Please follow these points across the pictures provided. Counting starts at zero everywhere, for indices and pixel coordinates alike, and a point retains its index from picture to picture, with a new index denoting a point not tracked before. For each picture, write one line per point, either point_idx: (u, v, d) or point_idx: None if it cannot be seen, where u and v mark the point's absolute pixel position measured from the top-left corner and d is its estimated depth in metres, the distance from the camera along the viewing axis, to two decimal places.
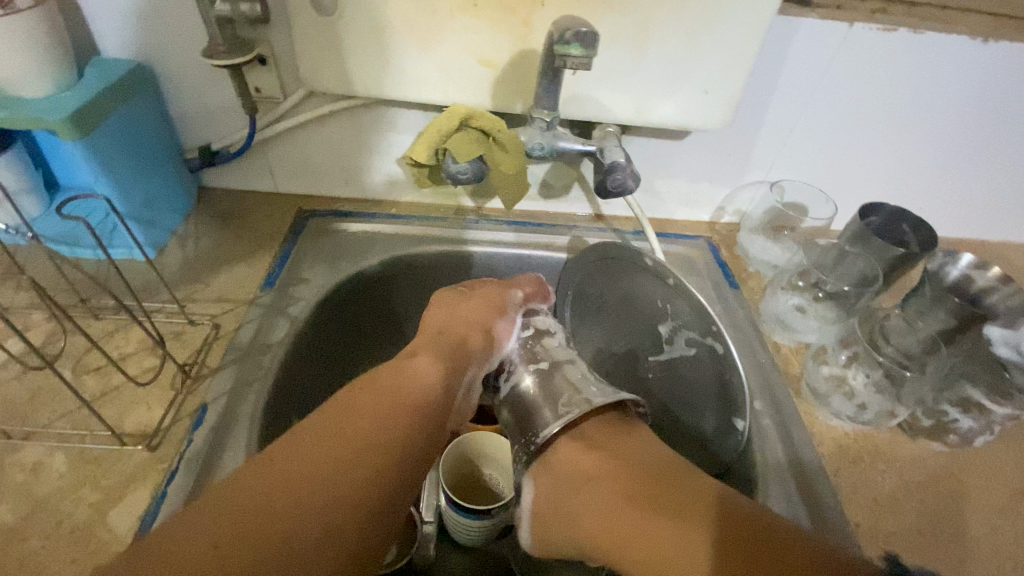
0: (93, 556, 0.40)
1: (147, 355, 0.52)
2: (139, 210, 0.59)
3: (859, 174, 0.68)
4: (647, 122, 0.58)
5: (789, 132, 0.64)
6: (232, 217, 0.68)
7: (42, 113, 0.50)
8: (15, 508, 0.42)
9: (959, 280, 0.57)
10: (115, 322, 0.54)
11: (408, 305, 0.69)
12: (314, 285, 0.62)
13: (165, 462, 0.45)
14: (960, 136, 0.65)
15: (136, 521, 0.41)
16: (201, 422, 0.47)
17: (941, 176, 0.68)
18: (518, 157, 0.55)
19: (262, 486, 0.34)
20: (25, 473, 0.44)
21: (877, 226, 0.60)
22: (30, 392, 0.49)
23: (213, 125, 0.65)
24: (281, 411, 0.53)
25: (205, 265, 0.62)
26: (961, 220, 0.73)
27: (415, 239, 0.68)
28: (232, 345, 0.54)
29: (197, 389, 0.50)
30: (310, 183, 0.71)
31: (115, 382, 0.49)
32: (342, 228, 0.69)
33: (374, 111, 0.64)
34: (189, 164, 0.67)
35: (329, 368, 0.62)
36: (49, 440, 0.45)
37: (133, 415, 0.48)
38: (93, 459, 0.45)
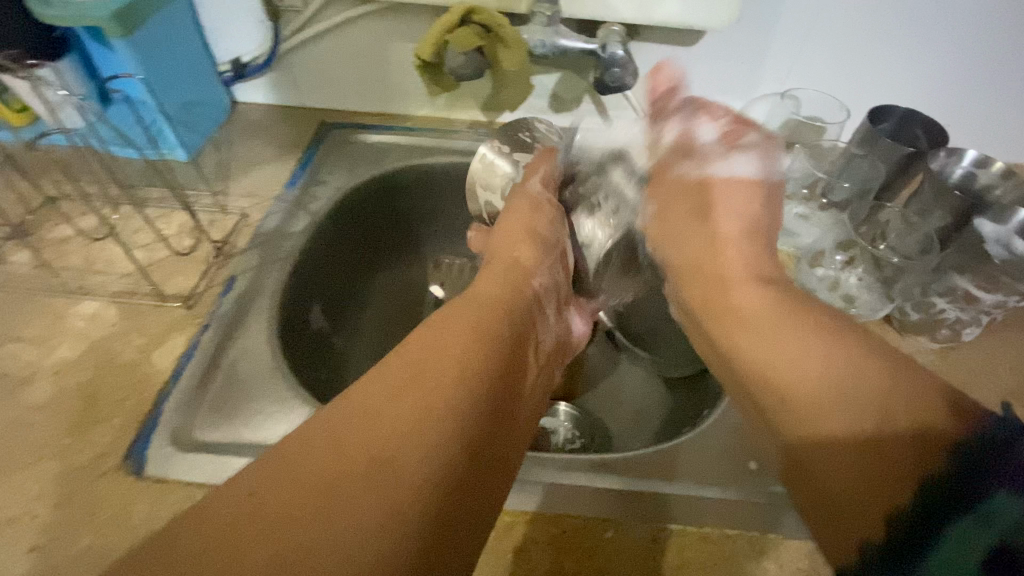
0: (138, 383, 0.47)
1: (186, 236, 0.58)
2: (178, 113, 0.65)
3: (881, 80, 0.66)
4: (652, 21, 0.59)
5: (805, 36, 0.63)
6: (262, 126, 0.73)
7: (89, 11, 0.55)
8: (75, 346, 0.49)
9: (962, 179, 0.56)
10: (159, 210, 0.61)
11: (423, 216, 0.73)
12: (332, 186, 0.66)
13: (200, 317, 0.51)
14: (994, 37, 0.61)
15: (175, 359, 0.48)
16: (230, 289, 0.54)
17: (971, 84, 0.65)
18: (521, 55, 0.56)
19: (334, 428, 0.31)
20: (84, 320, 0.51)
21: (889, 130, 0.59)
22: (87, 259, 0.56)
23: (242, 38, 0.69)
24: (304, 293, 0.59)
25: (237, 166, 0.68)
26: (995, 135, 0.70)
27: (427, 150, 0.72)
28: (258, 231, 0.59)
29: (228, 264, 0.56)
30: (332, 98, 0.75)
31: (160, 254, 0.56)
32: (361, 139, 0.73)
33: (390, 20, 0.67)
34: (223, 77, 0.72)
35: (351, 267, 0.67)
36: (102, 297, 0.53)
37: (174, 281, 0.54)
38: (140, 312, 0.52)
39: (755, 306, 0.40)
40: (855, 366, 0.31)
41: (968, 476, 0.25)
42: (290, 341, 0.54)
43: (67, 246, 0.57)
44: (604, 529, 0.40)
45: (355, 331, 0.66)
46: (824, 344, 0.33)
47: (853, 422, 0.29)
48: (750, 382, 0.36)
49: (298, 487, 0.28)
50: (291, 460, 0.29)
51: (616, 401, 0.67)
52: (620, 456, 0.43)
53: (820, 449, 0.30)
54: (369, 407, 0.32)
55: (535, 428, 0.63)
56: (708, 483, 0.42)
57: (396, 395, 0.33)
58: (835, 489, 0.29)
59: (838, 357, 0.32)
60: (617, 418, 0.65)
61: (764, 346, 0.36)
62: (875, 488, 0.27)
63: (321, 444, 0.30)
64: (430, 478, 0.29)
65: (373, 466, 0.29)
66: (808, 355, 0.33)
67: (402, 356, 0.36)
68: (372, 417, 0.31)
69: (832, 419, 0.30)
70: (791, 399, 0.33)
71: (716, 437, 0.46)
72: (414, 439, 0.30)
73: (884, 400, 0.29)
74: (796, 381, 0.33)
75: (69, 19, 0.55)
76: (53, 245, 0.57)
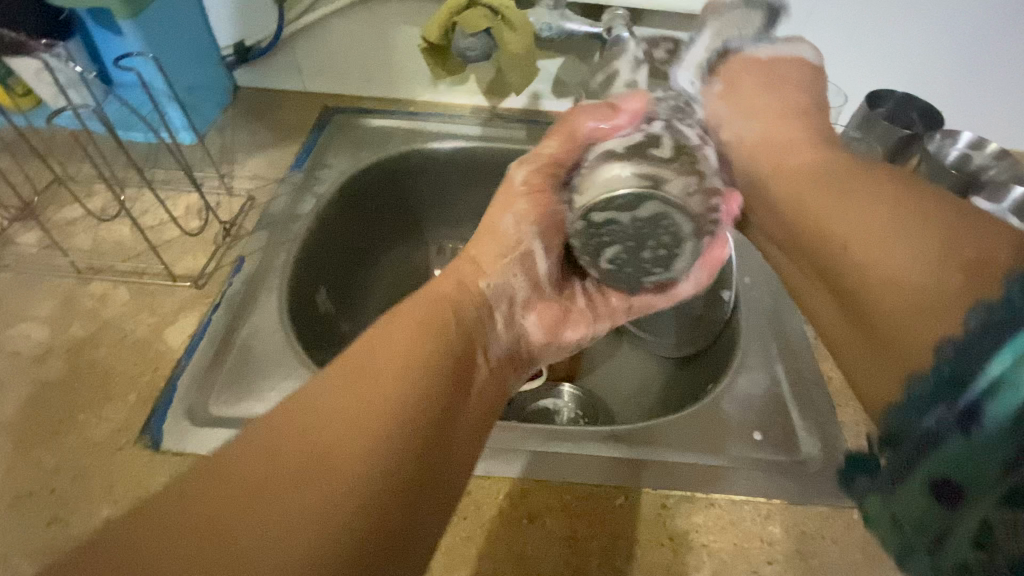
0: (152, 361, 0.47)
1: (193, 218, 0.58)
2: (182, 96, 0.65)
3: (878, 66, 0.67)
4: (656, 5, 0.59)
5: (805, 21, 0.64)
6: (265, 111, 0.73)
7: None
8: (86, 325, 0.49)
9: (957, 161, 0.57)
10: (165, 191, 0.61)
11: (427, 201, 0.74)
12: (338, 169, 0.67)
13: (210, 297, 0.52)
14: (986, 22, 0.63)
15: (187, 337, 0.49)
16: (239, 269, 0.54)
17: (964, 70, 0.67)
18: (527, 37, 0.56)
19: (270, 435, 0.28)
20: (94, 300, 0.51)
21: (886, 115, 0.59)
22: (94, 240, 0.56)
23: (245, 22, 0.69)
24: (311, 274, 0.59)
25: (242, 150, 0.68)
26: (986, 121, 0.71)
27: (431, 134, 0.72)
28: (266, 214, 0.60)
29: (236, 245, 0.56)
30: (335, 83, 0.75)
31: (168, 235, 0.57)
32: (364, 124, 0.73)
33: (395, 3, 0.67)
34: (225, 61, 0.72)
35: (356, 250, 0.68)
36: (111, 277, 0.53)
37: (183, 262, 0.55)
38: (150, 292, 0.52)
39: (801, 169, 0.37)
40: (903, 210, 0.30)
41: (918, 408, 0.24)
42: (300, 322, 0.55)
43: (74, 227, 0.57)
44: (615, 496, 0.41)
45: (360, 314, 0.67)
46: (871, 207, 0.31)
47: (905, 273, 0.28)
48: (809, 246, 0.35)
49: (219, 502, 0.25)
50: (221, 459, 0.26)
51: (616, 382, 0.68)
52: (629, 427, 0.45)
53: (903, 300, 0.28)
54: (316, 419, 0.29)
55: (539, 409, 0.63)
56: (711, 453, 0.44)
57: (337, 406, 0.29)
58: (894, 324, 0.28)
59: (897, 211, 0.30)
60: (618, 398, 0.66)
61: (829, 213, 0.33)
62: (931, 312, 0.26)
63: (256, 460, 0.27)
64: (361, 504, 0.26)
65: (303, 486, 0.26)
66: (861, 213, 0.32)
67: (365, 357, 0.32)
68: (314, 424, 0.28)
69: (910, 290, 0.28)
70: (857, 253, 0.31)
71: (720, 411, 0.47)
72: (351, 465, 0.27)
73: (950, 241, 0.28)
74: (845, 232, 0.32)
75: (75, 1, 0.54)
76: (58, 226, 0.57)
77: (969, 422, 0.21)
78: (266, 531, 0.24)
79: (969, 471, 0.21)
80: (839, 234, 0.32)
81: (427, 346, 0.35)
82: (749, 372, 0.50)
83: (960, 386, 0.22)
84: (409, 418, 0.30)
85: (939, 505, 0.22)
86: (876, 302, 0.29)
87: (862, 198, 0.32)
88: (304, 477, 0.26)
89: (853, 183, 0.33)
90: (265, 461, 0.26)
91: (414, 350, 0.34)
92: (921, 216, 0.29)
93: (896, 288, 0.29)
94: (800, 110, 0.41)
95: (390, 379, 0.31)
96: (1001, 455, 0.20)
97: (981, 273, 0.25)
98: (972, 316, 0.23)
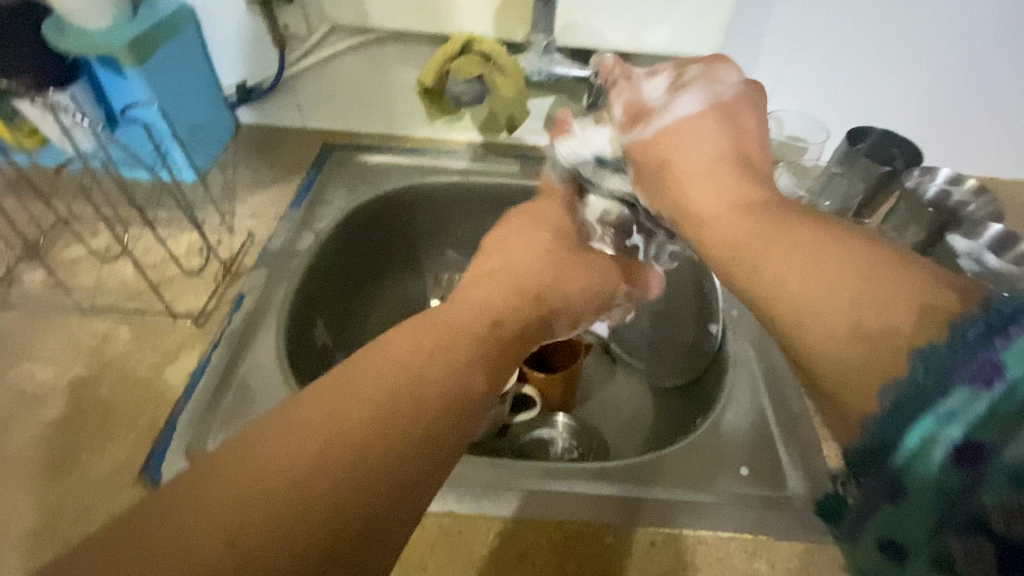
0: (152, 400, 0.48)
1: (194, 256, 0.60)
2: (186, 136, 0.67)
3: (858, 101, 0.69)
4: (642, 48, 0.62)
5: (786, 61, 0.66)
6: (267, 147, 0.76)
7: (103, 42, 0.58)
8: (89, 364, 0.51)
9: (937, 196, 0.59)
10: (167, 229, 0.62)
11: (423, 233, 0.76)
12: (336, 205, 0.68)
13: (210, 334, 0.53)
14: (963, 61, 0.65)
15: (186, 376, 0.50)
16: (238, 307, 0.55)
17: (944, 105, 0.69)
18: (517, 81, 0.59)
19: (322, 432, 0.25)
20: (97, 338, 0.53)
21: (867, 150, 0.61)
22: (98, 279, 0.57)
23: (248, 64, 0.72)
24: (308, 309, 0.60)
25: (242, 187, 0.70)
26: (967, 152, 0.73)
27: (427, 169, 0.74)
28: (265, 250, 0.61)
29: (236, 282, 0.58)
30: (335, 120, 0.78)
31: (170, 273, 0.58)
32: (362, 159, 0.75)
33: (392, 46, 0.70)
34: (228, 101, 0.75)
35: (353, 283, 0.69)
36: (114, 315, 0.54)
37: (184, 299, 0.56)
38: (152, 330, 0.53)
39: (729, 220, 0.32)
40: (836, 262, 0.26)
41: (883, 441, 0.21)
42: (297, 358, 0.56)
43: (79, 266, 0.58)
44: (605, 533, 0.42)
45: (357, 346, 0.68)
46: (801, 251, 0.27)
47: (830, 314, 0.25)
48: (752, 296, 0.29)
49: (261, 515, 0.23)
50: (267, 458, 0.24)
51: (611, 411, 0.68)
52: (617, 462, 0.46)
53: (830, 360, 0.24)
54: (306, 429, 0.25)
55: (535, 439, 0.64)
56: (698, 489, 0.45)
57: (380, 404, 0.27)
58: (835, 382, 0.24)
59: (817, 260, 0.26)
60: (613, 427, 0.67)
61: (767, 244, 0.29)
62: (869, 364, 0.23)
63: (231, 475, 0.24)
64: (378, 516, 0.24)
65: (344, 496, 0.24)
66: (789, 256, 0.28)
67: (390, 355, 0.29)
68: (356, 421, 0.26)
69: (840, 352, 0.24)
70: (784, 293, 0.27)
71: (708, 446, 0.48)
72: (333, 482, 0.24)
73: (879, 291, 0.24)
74: (782, 278, 0.27)
75: (84, 49, 0.58)
76: (63, 265, 0.58)
77: (966, 459, 0.18)
78: (239, 556, 0.22)
79: (934, 521, 0.19)
80: (779, 285, 0.27)
81: (439, 364, 0.30)
82: (736, 406, 0.51)
83: (934, 405, 0.20)
84: (394, 430, 0.26)
85: (890, 562, 0.20)
86: (823, 373, 0.25)
87: (809, 259, 0.27)
88: (283, 491, 0.23)
89: (793, 230, 0.29)
90: (239, 472, 0.24)
91: (428, 352, 0.30)
92: (805, 261, 0.27)
93: (831, 339, 0.24)
94: (723, 132, 0.38)
95: (390, 391, 0.27)
96: (953, 491, 0.19)
97: (913, 316, 0.22)
98: (914, 365, 0.21)
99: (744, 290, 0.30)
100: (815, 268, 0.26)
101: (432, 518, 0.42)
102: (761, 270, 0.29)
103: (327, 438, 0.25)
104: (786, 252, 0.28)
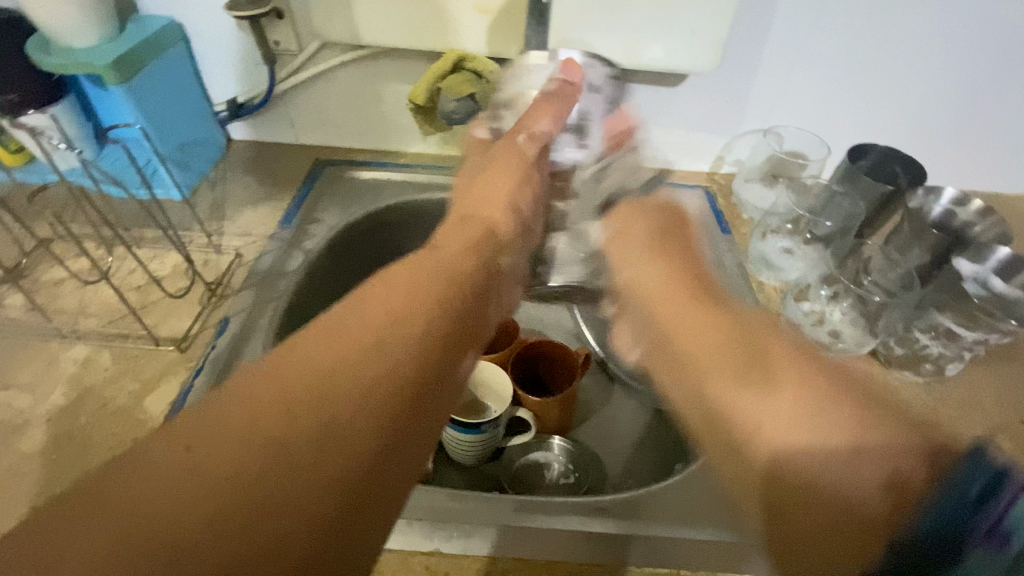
0: (130, 431, 0.47)
1: (180, 277, 0.59)
2: (174, 154, 0.66)
3: (860, 117, 0.68)
4: (638, 65, 0.61)
5: (786, 76, 0.65)
6: (258, 163, 0.74)
7: (88, 60, 0.56)
8: (68, 392, 0.49)
9: (942, 216, 0.57)
10: (154, 249, 0.61)
11: (416, 251, 0.74)
12: (326, 224, 0.67)
13: (193, 360, 0.52)
14: (966, 77, 0.64)
15: (166, 406, 0.48)
16: (223, 331, 0.54)
17: (947, 121, 0.67)
18: None
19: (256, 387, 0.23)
20: (76, 365, 0.51)
21: (868, 168, 0.61)
22: (79, 302, 0.56)
23: (239, 80, 0.71)
24: (296, 333, 0.58)
25: (231, 204, 0.68)
26: (970, 170, 0.72)
27: (421, 186, 0.72)
28: (252, 271, 0.60)
29: (222, 305, 0.56)
30: (328, 136, 0.76)
31: (153, 296, 0.57)
32: (354, 176, 0.73)
33: (384, 62, 0.69)
34: (219, 117, 0.74)
35: (344, 303, 0.67)
36: (95, 340, 0.53)
37: (167, 323, 0.55)
38: (134, 356, 0.52)
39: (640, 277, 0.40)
40: (794, 376, 0.28)
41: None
42: None
43: (62, 289, 0.57)
44: None
45: None
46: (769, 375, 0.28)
47: (879, 449, 0.24)
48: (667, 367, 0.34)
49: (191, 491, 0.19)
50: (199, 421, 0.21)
51: (609, 432, 0.66)
52: (614, 497, 0.44)
53: (813, 497, 0.25)
54: (302, 369, 0.24)
55: (529, 462, 0.62)
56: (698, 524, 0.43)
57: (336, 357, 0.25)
58: (821, 524, 0.24)
59: (826, 414, 0.26)
60: (610, 450, 0.65)
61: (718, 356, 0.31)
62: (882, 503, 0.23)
63: (226, 414, 0.22)
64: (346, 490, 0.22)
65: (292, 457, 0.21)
66: (729, 369, 0.30)
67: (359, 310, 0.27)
68: (317, 373, 0.24)
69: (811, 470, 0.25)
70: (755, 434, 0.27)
71: (707, 478, 0.46)
72: (338, 421, 0.23)
73: (860, 429, 0.25)
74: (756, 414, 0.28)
75: (66, 67, 0.56)
76: (45, 287, 0.57)
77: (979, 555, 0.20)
78: (262, 490, 0.20)
79: None
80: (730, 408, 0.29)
81: (419, 310, 0.28)
82: None
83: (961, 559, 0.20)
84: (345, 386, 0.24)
85: None
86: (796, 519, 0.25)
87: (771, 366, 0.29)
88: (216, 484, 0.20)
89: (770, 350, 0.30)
90: (241, 410, 0.22)
91: (412, 294, 0.29)
92: (824, 390, 0.27)
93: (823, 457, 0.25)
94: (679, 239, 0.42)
95: (342, 358, 0.25)
96: None
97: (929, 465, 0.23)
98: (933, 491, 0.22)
99: (696, 409, 0.31)
100: (812, 419, 0.26)
101: (420, 559, 0.41)
102: (668, 374, 0.34)
103: (327, 379, 0.24)
104: (753, 376, 0.29)
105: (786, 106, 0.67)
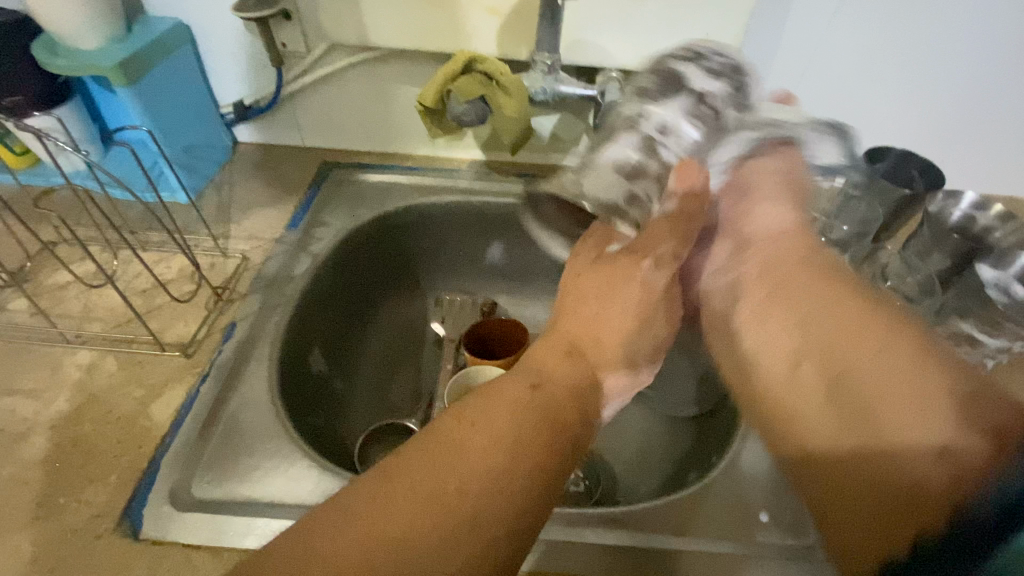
0: (135, 438, 0.46)
1: (186, 281, 0.58)
2: (180, 156, 0.66)
3: (876, 121, 0.67)
4: (650, 67, 0.60)
5: (800, 78, 0.64)
6: (264, 165, 0.74)
7: (94, 62, 0.56)
8: (72, 398, 0.48)
9: (961, 221, 0.56)
10: (159, 253, 0.60)
11: (424, 255, 0.73)
12: (334, 227, 0.66)
13: (199, 366, 0.51)
14: (984, 79, 0.63)
15: (172, 412, 0.47)
16: (230, 336, 0.53)
17: (963, 124, 0.67)
18: (521, 101, 0.57)
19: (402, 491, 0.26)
20: (80, 370, 0.50)
21: (885, 171, 0.59)
22: (84, 306, 0.55)
23: (245, 82, 0.70)
24: (304, 338, 0.57)
25: (237, 207, 0.68)
26: (987, 174, 0.71)
27: (429, 190, 0.72)
28: (259, 275, 0.59)
29: (228, 310, 0.56)
30: (334, 138, 0.76)
31: (159, 300, 0.56)
32: (361, 179, 0.73)
33: (392, 64, 0.68)
34: (225, 119, 0.73)
35: (352, 308, 0.67)
36: (99, 345, 0.52)
37: (173, 328, 0.54)
38: (139, 361, 0.51)
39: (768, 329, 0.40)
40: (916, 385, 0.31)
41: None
42: (291, 390, 0.53)
43: (66, 292, 0.56)
44: None
45: (357, 373, 0.65)
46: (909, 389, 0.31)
47: (924, 458, 0.29)
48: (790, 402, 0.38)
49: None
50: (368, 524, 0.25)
51: (620, 440, 0.65)
52: (629, 508, 0.43)
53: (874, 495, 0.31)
54: (452, 445, 0.29)
55: None
56: (715, 537, 0.42)
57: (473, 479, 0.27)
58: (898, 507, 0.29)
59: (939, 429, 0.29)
60: (621, 457, 0.64)
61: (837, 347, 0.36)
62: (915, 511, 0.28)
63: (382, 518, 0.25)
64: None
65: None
66: (877, 379, 0.33)
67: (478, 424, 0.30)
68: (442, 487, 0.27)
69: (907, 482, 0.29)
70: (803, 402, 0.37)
71: (723, 488, 0.45)
72: (456, 542, 0.25)
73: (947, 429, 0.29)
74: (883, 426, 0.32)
75: (73, 69, 0.56)
76: (50, 291, 0.56)
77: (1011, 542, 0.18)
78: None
79: None
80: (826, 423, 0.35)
81: (533, 398, 0.32)
82: (753, 444, 0.48)
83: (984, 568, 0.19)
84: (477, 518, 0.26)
85: None
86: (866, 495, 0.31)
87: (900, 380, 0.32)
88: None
89: (871, 335, 0.34)
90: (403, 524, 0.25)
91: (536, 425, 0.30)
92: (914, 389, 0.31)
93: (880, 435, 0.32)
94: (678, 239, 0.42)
95: (485, 488, 0.27)
96: None
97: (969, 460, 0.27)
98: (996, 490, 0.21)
99: (800, 405, 0.37)
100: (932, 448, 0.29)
101: None
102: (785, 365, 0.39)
103: (462, 508, 0.26)
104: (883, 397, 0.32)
105: (800, 108, 0.66)
